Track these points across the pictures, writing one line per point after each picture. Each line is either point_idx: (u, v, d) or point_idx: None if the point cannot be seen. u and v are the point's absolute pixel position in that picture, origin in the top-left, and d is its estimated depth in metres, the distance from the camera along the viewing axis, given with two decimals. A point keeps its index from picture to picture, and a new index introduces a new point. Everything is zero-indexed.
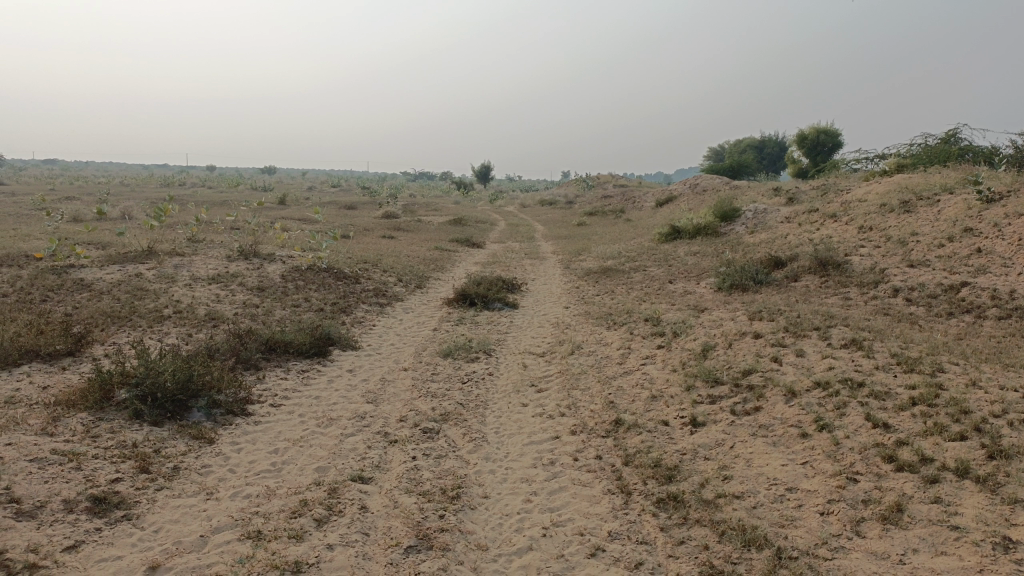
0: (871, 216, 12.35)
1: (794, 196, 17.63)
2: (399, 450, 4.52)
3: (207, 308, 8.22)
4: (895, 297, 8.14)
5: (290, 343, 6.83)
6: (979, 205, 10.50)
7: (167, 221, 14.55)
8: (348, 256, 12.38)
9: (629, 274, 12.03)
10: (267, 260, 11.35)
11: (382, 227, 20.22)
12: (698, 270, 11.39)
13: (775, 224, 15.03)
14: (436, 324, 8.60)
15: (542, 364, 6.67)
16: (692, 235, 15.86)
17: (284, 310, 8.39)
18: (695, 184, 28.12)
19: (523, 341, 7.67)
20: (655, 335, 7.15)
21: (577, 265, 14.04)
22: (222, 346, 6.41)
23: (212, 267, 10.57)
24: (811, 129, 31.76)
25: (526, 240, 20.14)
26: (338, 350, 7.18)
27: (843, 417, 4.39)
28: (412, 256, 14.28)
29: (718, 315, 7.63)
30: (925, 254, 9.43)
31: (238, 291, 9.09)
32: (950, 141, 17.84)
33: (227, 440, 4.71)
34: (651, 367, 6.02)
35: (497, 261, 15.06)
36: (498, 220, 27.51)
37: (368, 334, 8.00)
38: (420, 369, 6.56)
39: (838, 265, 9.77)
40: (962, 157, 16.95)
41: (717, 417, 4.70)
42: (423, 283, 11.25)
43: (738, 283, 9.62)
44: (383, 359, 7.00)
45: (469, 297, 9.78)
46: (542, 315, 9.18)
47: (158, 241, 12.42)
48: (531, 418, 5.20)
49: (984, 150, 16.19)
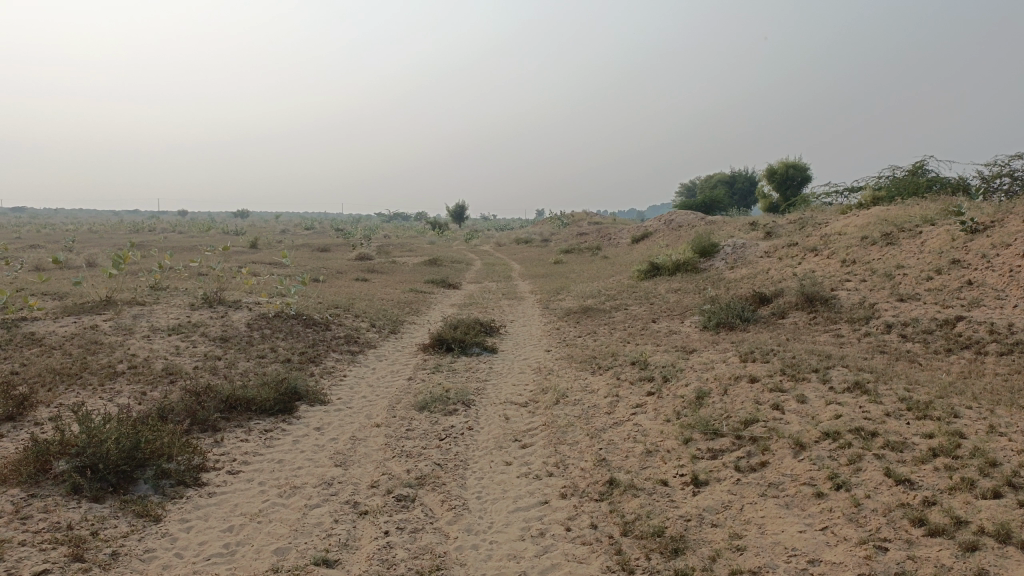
0: (854, 250, 12.14)
1: (772, 230, 17.48)
2: (370, 524, 4.04)
3: (165, 362, 7.69)
4: (888, 334, 7.82)
5: (252, 400, 6.32)
6: (963, 236, 10.32)
7: (129, 269, 13.97)
8: (318, 301, 11.90)
9: (610, 313, 11.65)
10: (233, 307, 10.83)
11: (354, 269, 19.73)
12: (681, 308, 11.07)
13: (755, 259, 14.81)
14: (410, 372, 8.13)
15: (525, 415, 6.23)
16: (671, 271, 15.59)
17: (249, 363, 7.88)
18: (670, 220, 28.03)
19: (504, 390, 7.23)
20: (643, 381, 6.74)
21: (556, 305, 13.65)
22: (177, 406, 5.89)
23: (173, 317, 10.02)
24: (780, 163, 32.02)
25: (502, 279, 19.75)
26: (305, 405, 6.69)
27: (859, 474, 3.99)
28: (386, 299, 13.83)
29: (708, 357, 7.25)
30: (914, 287, 9.18)
31: (200, 343, 8.57)
32: (919, 172, 17.90)
33: (177, 518, 4.21)
34: (642, 418, 5.60)
35: (474, 302, 14.65)
36: (473, 260, 27.18)
37: (338, 386, 7.51)
38: (394, 424, 6.08)
39: (826, 301, 9.48)
40: (932, 189, 16.99)
41: (719, 475, 4.28)
42: (397, 328, 10.79)
43: (724, 321, 9.28)
44: (354, 413, 6.51)
45: (445, 343, 9.33)
46: (523, 360, 8.76)
47: (119, 289, 11.85)
48: (515, 479, 4.75)
49: (956, 180, 16.23)
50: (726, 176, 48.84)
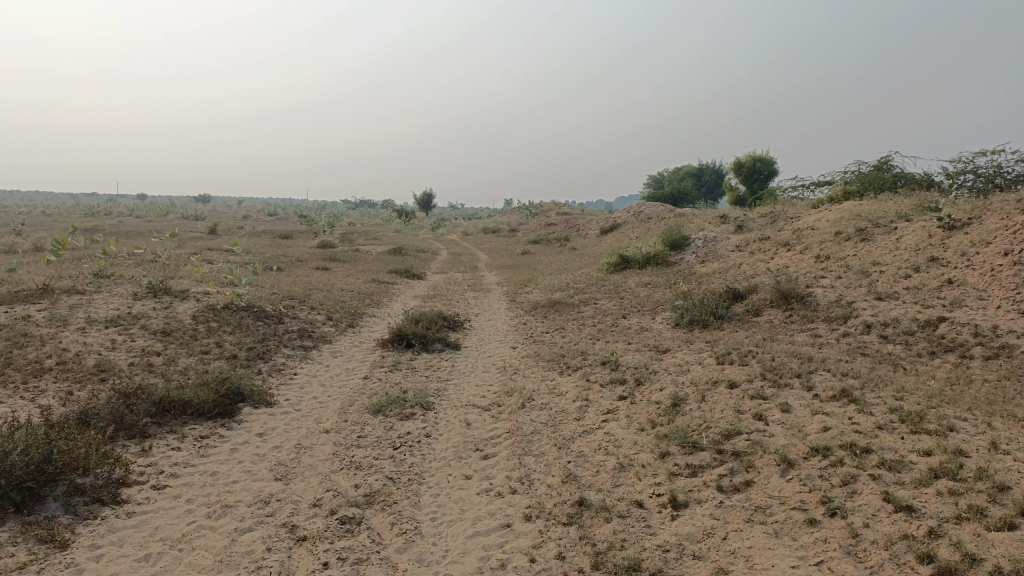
0: (827, 245, 11.87)
1: (743, 223, 17.22)
2: (307, 553, 3.56)
3: (99, 358, 7.09)
4: (868, 334, 7.50)
5: (189, 403, 5.78)
6: (939, 233, 10.08)
7: (71, 255, 13.22)
8: (273, 292, 11.31)
9: (579, 308, 11.23)
10: (180, 298, 10.20)
11: (316, 258, 19.12)
12: (652, 303, 10.70)
13: (726, 252, 14.51)
14: (367, 370, 7.62)
15: (487, 421, 5.77)
16: (641, 264, 15.23)
17: (191, 359, 7.31)
18: (639, 212, 27.76)
19: (466, 391, 6.76)
20: (614, 384, 6.33)
21: (523, 298, 13.19)
22: (102, 409, 5.32)
23: (114, 308, 9.37)
24: (747, 156, 31.89)
25: (468, 270, 19.25)
26: (249, 408, 6.16)
27: (854, 498, 3.61)
28: (346, 290, 13.26)
29: (683, 358, 6.85)
30: (892, 285, 8.90)
31: (140, 337, 7.96)
32: (886, 167, 17.77)
33: (86, 543, 3.65)
34: (614, 427, 5.17)
35: (438, 294, 14.17)
36: (439, 249, 26.61)
37: (288, 385, 6.98)
38: (345, 430, 5.59)
39: (801, 298, 9.16)
40: (899, 185, 16.86)
41: (699, 497, 3.87)
42: (355, 322, 10.26)
43: (697, 319, 8.91)
44: (302, 417, 6.00)
45: (406, 338, 8.83)
46: (488, 357, 8.29)
47: (58, 277, 11.13)
48: (474, 496, 4.29)
49: (925, 177, 16.09)
50: (693, 169, 48.83)
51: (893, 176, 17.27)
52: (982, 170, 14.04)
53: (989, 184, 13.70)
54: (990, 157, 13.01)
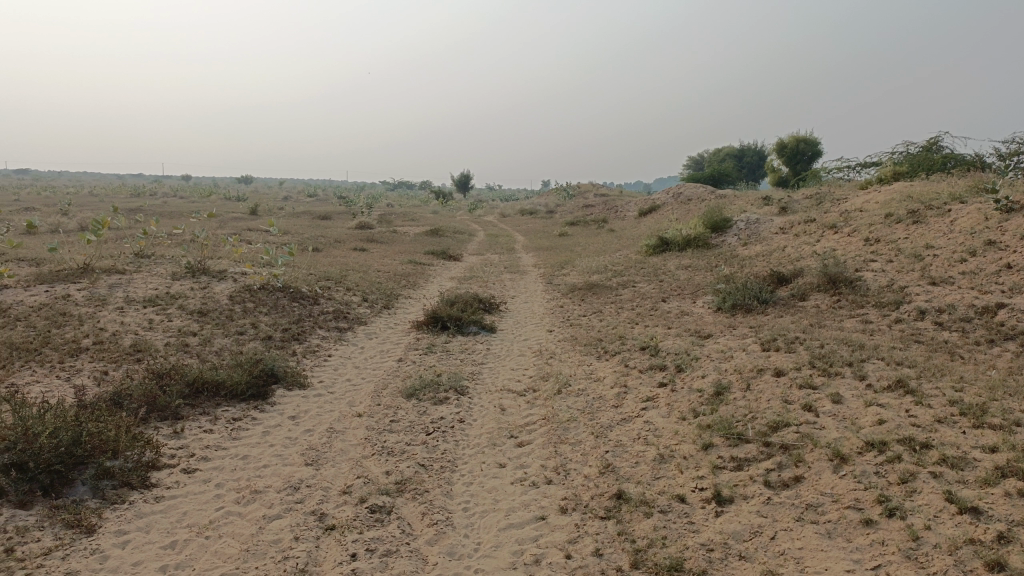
0: (877, 228, 11.43)
1: (787, 205, 16.76)
2: (335, 543, 3.45)
3: (135, 338, 7.09)
4: (922, 321, 7.16)
5: (221, 385, 5.72)
6: (997, 215, 9.61)
7: (113, 235, 13.35)
8: (309, 272, 11.28)
9: (618, 291, 10.99)
10: (217, 278, 10.21)
11: (353, 238, 19.11)
12: (693, 287, 10.42)
13: (770, 235, 14.12)
14: (401, 353, 7.52)
15: (523, 407, 5.62)
16: (681, 247, 14.91)
17: (225, 340, 7.27)
18: (679, 193, 27.28)
19: (501, 376, 6.61)
20: (654, 370, 6.12)
21: (560, 281, 12.98)
22: (135, 390, 5.28)
23: (152, 288, 9.40)
24: (790, 137, 31.10)
25: (505, 252, 19.07)
26: (282, 390, 6.10)
27: (913, 498, 3.37)
28: (382, 271, 13.19)
29: (726, 344, 6.60)
30: (946, 270, 8.51)
31: (176, 317, 7.96)
32: (937, 147, 17.13)
33: (113, 529, 3.58)
34: (654, 415, 4.97)
35: (475, 276, 14.04)
36: (477, 230, 26.47)
37: (321, 367, 6.91)
38: (378, 414, 5.49)
39: (850, 281, 8.82)
40: (950, 165, 16.26)
41: (745, 493, 3.66)
42: (391, 303, 10.17)
43: (740, 303, 8.63)
44: (335, 400, 5.91)
45: (441, 320, 8.71)
46: (524, 341, 8.13)
47: (99, 256, 11.23)
48: (509, 486, 4.15)
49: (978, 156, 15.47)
50: (734, 150, 47.92)
51: (942, 156, 16.66)
52: None
53: None
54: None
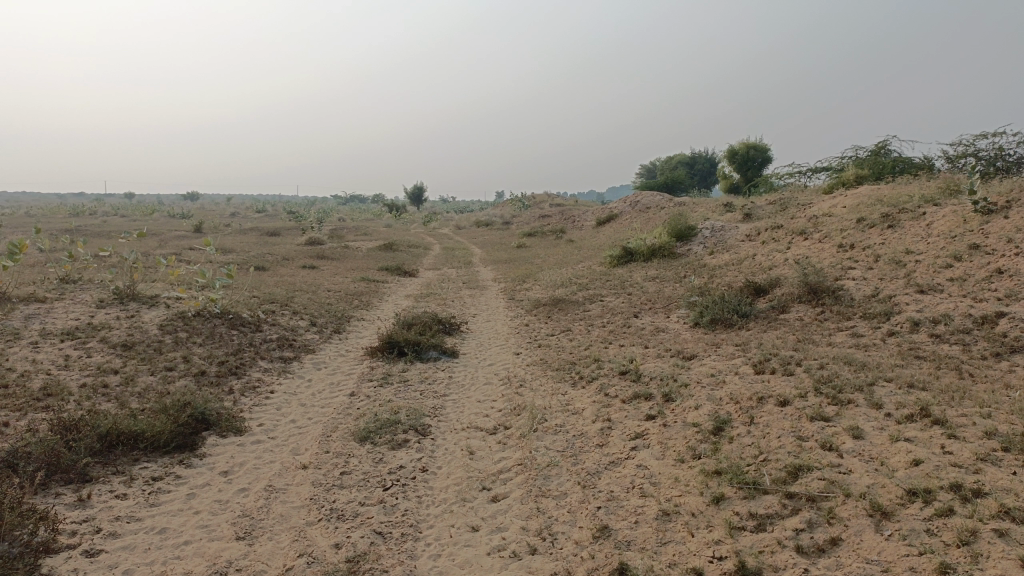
0: (849, 233, 11.02)
1: (750, 211, 16.38)
2: None
3: (46, 379, 6.19)
4: (917, 334, 6.64)
5: (141, 436, 4.91)
6: (975, 218, 9.25)
7: (39, 261, 12.29)
8: (253, 295, 10.41)
9: (585, 307, 10.34)
10: (148, 305, 9.28)
11: (304, 256, 18.19)
12: (665, 300, 9.83)
13: (736, 242, 13.68)
14: (353, 386, 6.73)
15: (495, 449, 4.92)
16: (646, 257, 14.38)
17: (152, 378, 6.42)
18: (635, 201, 26.95)
19: (467, 410, 5.89)
20: (639, 400, 5.46)
21: (523, 296, 12.30)
22: (34, 448, 4.43)
23: (73, 318, 8.43)
24: (740, 144, 31.05)
25: (463, 266, 18.35)
26: (215, 437, 5.29)
27: (984, 563, 2.73)
28: (333, 291, 12.36)
29: (714, 367, 5.98)
30: (932, 276, 8.05)
31: (97, 352, 7.06)
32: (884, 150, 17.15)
33: None
34: (646, 458, 4.32)
35: (433, 293, 13.28)
36: (432, 244, 25.72)
37: (263, 406, 6.11)
38: (327, 464, 4.73)
39: (832, 291, 8.33)
40: (897, 167, 16.34)
41: (773, 563, 3.02)
42: (341, 327, 9.38)
43: (720, 317, 8.05)
44: (277, 448, 5.13)
45: (397, 346, 7.96)
46: (489, 367, 7.43)
47: (17, 285, 10.18)
48: (485, 557, 3.44)
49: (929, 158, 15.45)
50: (685, 158, 48.08)
51: (894, 160, 16.55)
52: (984, 153, 13.53)
53: (990, 165, 13.27)
54: (1001, 138, 12.29)
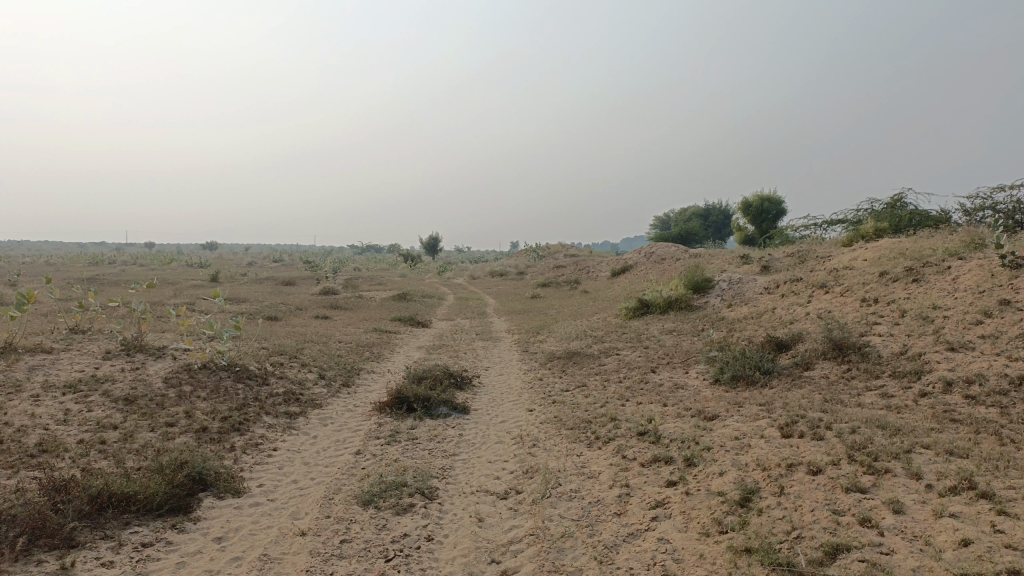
0: (872, 287, 10.75)
1: (768, 262, 16.16)
2: None
3: (42, 433, 5.97)
4: (950, 395, 6.32)
5: (133, 498, 4.65)
6: (1002, 272, 8.96)
7: (51, 311, 12.22)
8: (262, 346, 10.22)
9: (601, 361, 10.07)
10: (154, 357, 9.10)
11: (318, 306, 18.07)
12: (683, 354, 9.55)
13: (755, 295, 13.42)
14: (359, 443, 6.47)
15: (506, 516, 4.63)
16: (662, 309, 14.13)
17: (151, 434, 6.19)
18: (650, 252, 26.81)
19: (477, 472, 5.61)
20: (658, 464, 5.17)
21: (537, 349, 12.05)
22: (19, 511, 4.19)
23: (77, 370, 8.25)
24: (755, 196, 31.00)
25: (476, 317, 18.17)
26: (211, 500, 5.03)
27: None
28: (343, 342, 12.18)
29: (737, 429, 5.68)
30: (962, 333, 7.75)
31: (98, 406, 6.86)
32: (900, 203, 16.97)
33: None
34: (668, 530, 4.02)
35: (445, 344, 13.05)
36: (446, 294, 25.61)
37: (265, 465, 5.86)
38: (327, 532, 4.46)
39: (857, 347, 8.03)
40: (915, 220, 16.13)
41: None
42: (350, 381, 9.15)
43: (741, 375, 7.76)
44: (276, 513, 4.86)
45: (406, 401, 7.71)
46: (501, 424, 7.16)
47: (26, 335, 10.06)
48: None
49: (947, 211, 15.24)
50: (699, 210, 48.13)
51: (911, 213, 16.35)
52: (1004, 206, 13.31)
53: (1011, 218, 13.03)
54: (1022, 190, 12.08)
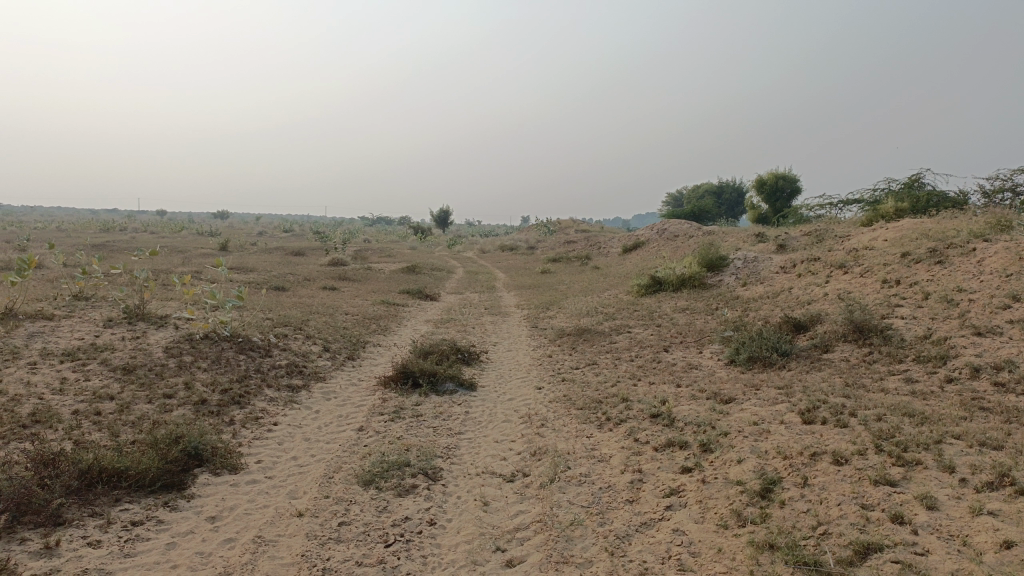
0: (893, 268, 10.42)
1: (784, 241, 15.82)
2: None
3: (36, 403, 5.80)
4: (979, 381, 6.04)
5: (124, 473, 4.47)
6: None
7: (56, 278, 12.04)
8: (266, 317, 10.02)
9: (612, 338, 9.82)
10: (156, 326, 8.91)
11: (326, 277, 17.87)
12: (697, 334, 9.29)
13: (771, 275, 13.11)
14: (362, 419, 6.27)
15: (512, 501, 4.42)
16: (675, 287, 13.85)
17: (149, 406, 6.01)
18: (663, 229, 26.43)
19: (482, 452, 5.40)
20: (672, 449, 4.94)
21: (547, 325, 11.82)
22: (3, 485, 4.01)
23: (77, 338, 8.07)
24: (769, 174, 30.48)
25: (486, 291, 17.91)
26: (206, 476, 4.84)
27: None
28: (350, 314, 11.96)
29: (755, 413, 5.43)
30: (989, 317, 7.44)
31: (95, 376, 6.67)
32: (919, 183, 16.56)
33: None
34: (684, 521, 3.80)
35: (453, 318, 12.82)
36: (455, 267, 25.38)
37: (264, 440, 5.66)
38: (325, 513, 4.26)
39: (879, 330, 7.74)
40: (934, 201, 15.73)
41: None
42: (355, 354, 8.95)
43: (757, 356, 7.51)
44: (272, 491, 4.66)
45: (411, 376, 7.50)
46: (508, 402, 6.95)
47: (28, 301, 9.90)
48: None
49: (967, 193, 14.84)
50: (712, 187, 47.54)
51: (930, 194, 15.94)
52: None
53: None
54: None
